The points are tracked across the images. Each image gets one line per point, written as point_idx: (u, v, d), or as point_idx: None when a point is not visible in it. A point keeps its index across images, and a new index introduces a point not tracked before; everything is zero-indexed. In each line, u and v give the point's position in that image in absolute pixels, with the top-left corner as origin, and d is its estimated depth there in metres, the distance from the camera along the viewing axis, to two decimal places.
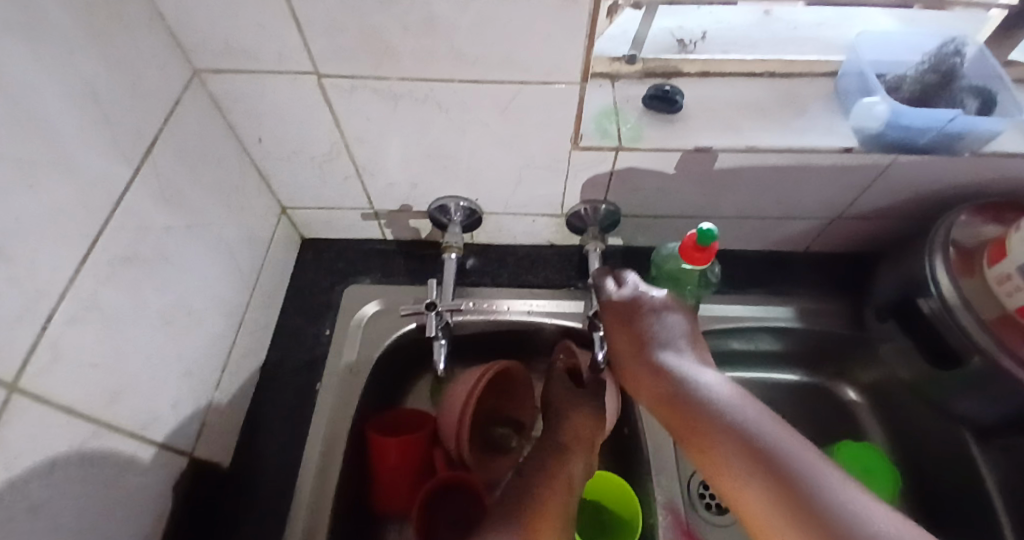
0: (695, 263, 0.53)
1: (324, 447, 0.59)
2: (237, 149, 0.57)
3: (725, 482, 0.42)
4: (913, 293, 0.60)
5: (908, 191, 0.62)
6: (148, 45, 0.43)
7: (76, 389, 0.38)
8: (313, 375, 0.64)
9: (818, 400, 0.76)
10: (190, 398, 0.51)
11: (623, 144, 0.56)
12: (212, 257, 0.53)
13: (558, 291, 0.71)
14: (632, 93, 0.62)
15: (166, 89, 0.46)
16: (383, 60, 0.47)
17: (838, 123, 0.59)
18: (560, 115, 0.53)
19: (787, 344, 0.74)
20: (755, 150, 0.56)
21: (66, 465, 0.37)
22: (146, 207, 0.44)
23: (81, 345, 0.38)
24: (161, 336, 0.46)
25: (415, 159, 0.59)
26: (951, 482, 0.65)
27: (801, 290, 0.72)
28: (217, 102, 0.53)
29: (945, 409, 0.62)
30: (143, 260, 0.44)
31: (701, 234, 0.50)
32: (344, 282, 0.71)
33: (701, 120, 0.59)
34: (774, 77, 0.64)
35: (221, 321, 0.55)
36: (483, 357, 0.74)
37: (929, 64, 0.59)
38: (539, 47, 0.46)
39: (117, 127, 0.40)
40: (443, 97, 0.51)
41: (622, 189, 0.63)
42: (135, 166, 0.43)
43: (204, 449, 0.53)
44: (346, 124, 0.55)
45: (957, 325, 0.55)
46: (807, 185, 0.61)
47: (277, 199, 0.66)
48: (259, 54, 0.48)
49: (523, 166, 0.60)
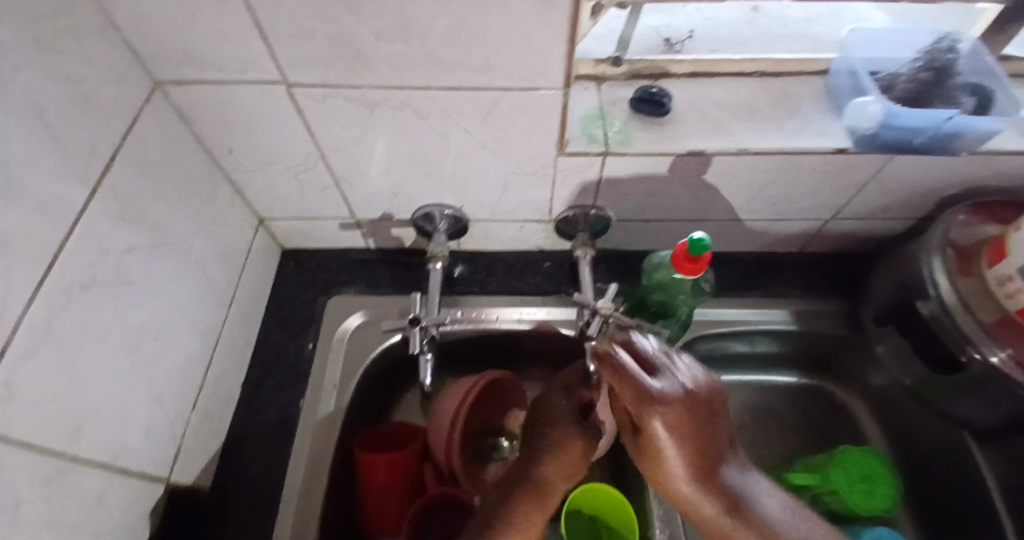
0: (686, 274, 0.51)
1: (309, 468, 0.57)
2: (208, 161, 0.55)
3: (697, 507, 0.46)
4: (911, 296, 0.59)
5: (903, 190, 0.61)
6: (103, 57, 0.41)
7: (36, 426, 0.35)
8: (296, 391, 0.62)
9: (815, 403, 0.75)
10: (164, 424, 0.49)
11: (610, 149, 0.54)
12: (183, 275, 0.51)
13: (548, 299, 0.69)
14: (618, 95, 0.60)
15: (125, 102, 0.44)
16: (354, 67, 0.45)
17: (830, 123, 0.57)
18: (543, 120, 0.51)
19: (782, 347, 0.72)
20: (747, 152, 0.54)
21: (30, 507, 0.35)
22: (105, 228, 0.41)
23: (37, 378, 0.35)
24: (129, 361, 0.44)
25: (395, 168, 0.57)
26: (949, 484, 0.64)
27: (795, 292, 0.70)
28: (183, 113, 0.50)
29: (944, 412, 0.61)
30: (106, 283, 0.42)
31: (692, 243, 0.49)
32: (326, 294, 0.69)
33: (691, 122, 0.57)
34: (765, 77, 0.62)
35: (195, 342, 0.53)
36: (472, 367, 0.72)
37: (923, 61, 0.57)
38: (519, 51, 0.44)
39: (69, 145, 0.38)
40: (420, 104, 0.49)
41: (610, 194, 0.61)
42: (93, 185, 0.40)
43: (181, 474, 0.51)
44: (321, 134, 0.53)
45: (956, 328, 0.54)
46: (801, 186, 0.60)
47: (253, 210, 0.64)
48: (224, 63, 0.45)
49: (508, 173, 0.58)
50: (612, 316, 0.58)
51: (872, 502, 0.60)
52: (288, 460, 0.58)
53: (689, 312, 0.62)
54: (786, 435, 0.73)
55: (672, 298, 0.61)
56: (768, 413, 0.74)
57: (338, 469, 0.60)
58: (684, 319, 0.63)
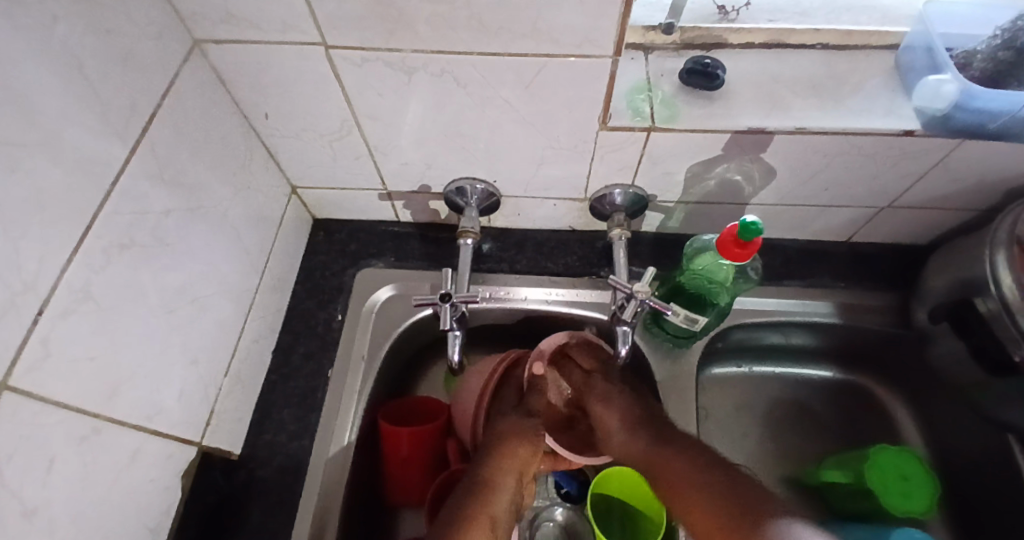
0: (734, 260, 0.49)
1: (337, 436, 0.57)
2: (243, 126, 0.54)
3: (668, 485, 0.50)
4: (969, 292, 0.56)
5: (970, 180, 0.57)
6: (142, 13, 0.40)
7: (72, 384, 0.35)
8: (324, 362, 0.62)
9: (852, 399, 0.72)
10: (198, 388, 0.49)
11: (657, 124, 0.51)
12: (217, 241, 0.51)
13: (580, 280, 0.67)
14: (667, 67, 0.56)
15: (163, 60, 0.43)
16: (395, 30, 0.43)
17: (899, 103, 0.53)
18: (588, 92, 0.48)
19: (823, 340, 0.69)
20: (806, 132, 0.51)
21: (64, 463, 0.35)
22: (142, 189, 0.41)
23: (75, 338, 0.35)
24: (165, 325, 0.44)
25: (430, 138, 0.55)
26: (990, 490, 0.61)
27: (841, 283, 0.67)
28: (219, 75, 0.49)
29: (989, 415, 0.58)
30: (143, 245, 0.41)
31: (743, 228, 0.46)
32: (356, 265, 0.68)
33: (744, 98, 0.54)
34: (827, 50, 0.58)
35: (229, 307, 0.53)
36: (500, 346, 0.71)
37: (1002, 39, 0.52)
38: (569, 16, 0.41)
39: (108, 102, 0.37)
40: (460, 72, 0.47)
41: (652, 173, 0.58)
42: (131, 144, 0.40)
43: (213, 437, 0.52)
44: (357, 100, 0.51)
45: (1013, 327, 0.50)
46: (858, 172, 0.56)
47: (286, 178, 0.63)
48: (262, 22, 0.44)
49: (547, 147, 0.55)
50: (649, 299, 0.55)
51: (910, 503, 0.56)
52: (315, 428, 0.58)
53: (729, 300, 0.60)
54: (818, 430, 0.71)
55: (712, 284, 0.58)
56: (800, 406, 0.72)
57: (365, 438, 0.60)
58: (722, 307, 0.60)
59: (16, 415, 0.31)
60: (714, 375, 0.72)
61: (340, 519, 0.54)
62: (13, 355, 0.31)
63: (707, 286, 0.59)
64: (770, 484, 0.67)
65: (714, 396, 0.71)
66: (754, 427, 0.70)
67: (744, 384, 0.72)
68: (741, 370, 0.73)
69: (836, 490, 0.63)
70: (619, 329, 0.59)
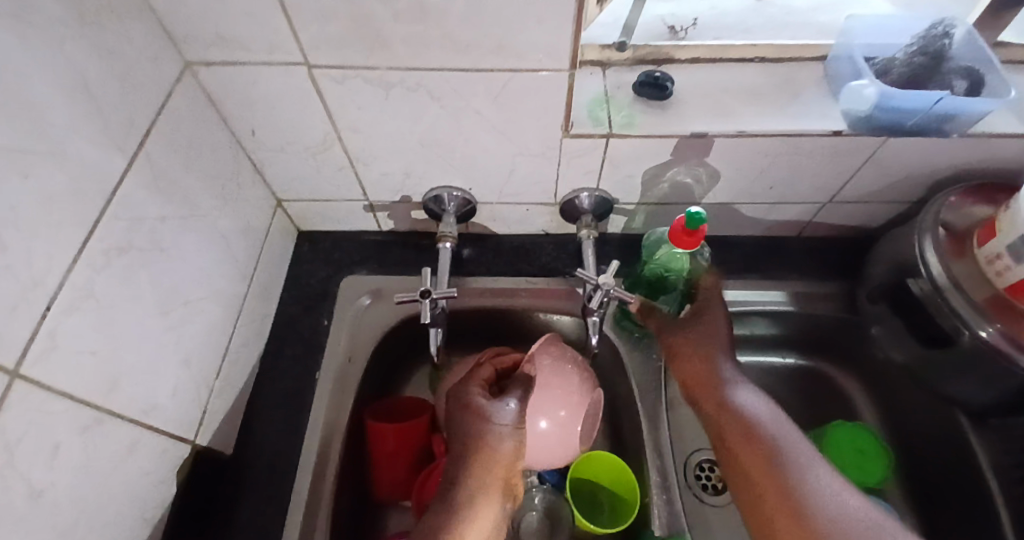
0: (684, 248, 0.54)
1: (324, 432, 0.60)
2: (232, 141, 0.58)
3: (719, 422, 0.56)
4: (904, 275, 0.61)
5: (900, 174, 0.63)
6: (139, 37, 0.44)
7: (76, 376, 0.38)
8: (312, 364, 0.65)
9: (813, 383, 0.77)
10: (191, 387, 0.51)
11: (614, 130, 0.56)
12: (208, 248, 0.54)
13: (554, 279, 0.71)
14: (623, 80, 0.62)
15: (158, 80, 0.46)
16: (373, 49, 0.48)
17: (830, 106, 0.59)
18: (551, 102, 0.53)
19: (782, 328, 0.74)
20: (748, 134, 0.57)
21: (69, 450, 0.38)
22: (140, 197, 0.44)
23: (77, 333, 0.38)
24: (160, 325, 0.47)
25: (408, 148, 0.60)
26: (942, 463, 0.65)
27: (795, 275, 0.72)
28: (209, 94, 0.53)
29: (938, 392, 0.63)
30: (140, 249, 0.45)
31: (689, 218, 0.51)
32: (340, 273, 0.71)
33: (693, 105, 0.60)
34: (765, 63, 0.64)
35: (219, 311, 0.56)
36: (481, 346, 0.75)
37: (918, 46, 0.59)
38: (530, 34, 0.46)
39: (109, 116, 0.41)
40: (434, 86, 0.52)
41: (615, 177, 0.63)
42: (130, 156, 0.43)
43: (206, 436, 0.54)
44: (339, 115, 0.55)
45: (947, 307, 0.56)
46: (800, 169, 0.62)
47: (272, 191, 0.66)
48: (250, 45, 0.48)
49: (517, 154, 0.60)
50: (613, 290, 0.60)
51: (867, 473, 0.61)
52: (304, 427, 0.60)
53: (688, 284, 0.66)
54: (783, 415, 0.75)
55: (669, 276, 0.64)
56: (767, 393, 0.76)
57: (353, 436, 0.62)
58: (682, 290, 0.66)
59: (26, 402, 0.34)
60: None
61: (331, 512, 0.57)
62: (24, 346, 0.34)
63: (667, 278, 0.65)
64: None
65: None
66: None
67: None
68: None
69: None
70: (590, 320, 0.63)
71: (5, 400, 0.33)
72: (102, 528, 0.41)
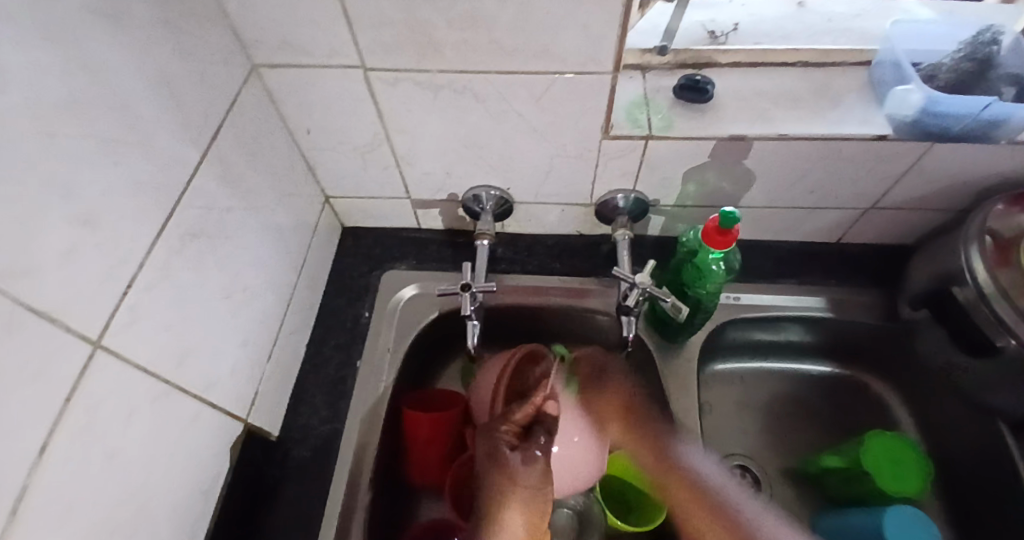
0: (873, 440, 0.62)
1: (365, 418, 0.62)
2: (288, 139, 0.61)
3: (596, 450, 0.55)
4: (948, 283, 0.60)
5: (945, 181, 0.62)
6: (214, 41, 0.47)
7: (150, 350, 0.41)
8: (354, 353, 0.67)
9: (848, 394, 0.76)
10: (246, 367, 0.55)
11: (653, 133, 0.58)
12: (264, 238, 0.57)
13: (587, 279, 0.73)
14: (662, 84, 0.63)
15: (228, 81, 0.50)
16: (426, 52, 0.50)
17: (873, 111, 0.60)
18: (592, 104, 0.55)
19: (817, 336, 0.74)
20: (787, 138, 0.57)
21: (142, 417, 0.41)
22: (211, 188, 0.48)
23: (153, 309, 0.41)
24: (223, 307, 0.50)
25: (452, 148, 0.62)
26: (979, 478, 0.64)
27: (833, 281, 0.72)
28: (271, 94, 0.57)
29: (976, 400, 0.62)
30: (209, 237, 0.48)
31: (875, 436, 0.62)
32: (381, 267, 0.74)
33: (733, 109, 0.60)
34: (808, 68, 0.65)
35: (273, 299, 0.59)
36: (514, 343, 0.76)
37: (964, 52, 0.59)
38: (576, 38, 0.48)
39: (187, 113, 0.44)
40: (480, 89, 0.54)
41: (652, 178, 0.64)
42: (202, 150, 0.47)
43: (257, 415, 0.57)
44: (388, 116, 0.58)
45: (992, 314, 0.55)
46: (842, 174, 0.62)
47: (321, 187, 0.70)
48: (312, 50, 0.51)
49: (556, 155, 0.62)
50: (651, 289, 0.61)
51: (904, 486, 0.60)
52: (345, 413, 0.63)
53: (712, 290, 0.62)
54: (814, 424, 0.74)
55: (715, 265, 0.61)
56: (799, 401, 0.75)
57: (392, 424, 0.65)
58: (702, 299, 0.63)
59: (106, 371, 0.37)
60: (717, 370, 0.77)
61: (368, 494, 0.59)
62: (106, 319, 0.37)
63: (710, 266, 0.61)
64: (771, 474, 0.71)
65: (717, 392, 0.76)
66: (757, 421, 0.74)
67: (744, 382, 0.76)
68: (742, 367, 0.77)
69: (833, 478, 0.66)
70: (624, 318, 0.65)
71: (89, 368, 0.36)
72: (165, 494, 0.44)
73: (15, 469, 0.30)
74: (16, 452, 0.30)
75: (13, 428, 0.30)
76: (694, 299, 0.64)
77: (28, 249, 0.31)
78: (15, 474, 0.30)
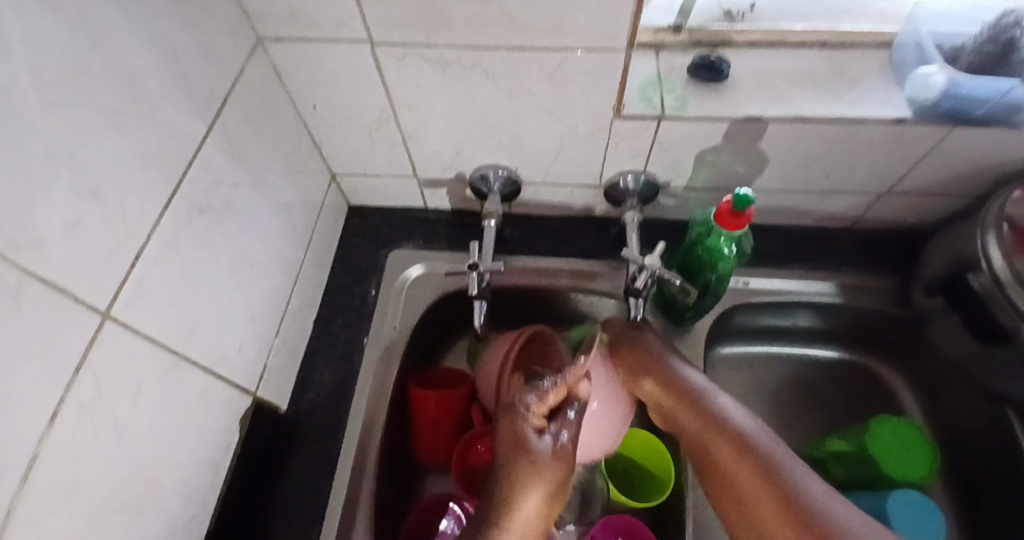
0: (880, 425, 0.62)
1: (371, 396, 0.63)
2: (294, 115, 0.61)
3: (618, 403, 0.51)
4: (964, 270, 0.59)
5: (962, 166, 0.61)
6: (220, 13, 0.46)
7: (158, 324, 0.41)
8: (360, 332, 0.67)
9: (856, 381, 0.75)
10: (254, 344, 0.55)
11: (666, 113, 0.57)
12: (271, 215, 0.57)
13: (595, 262, 0.72)
14: (676, 62, 0.61)
15: (234, 54, 0.49)
16: (435, 27, 0.49)
17: (892, 93, 0.58)
18: (604, 83, 0.54)
19: (827, 322, 0.73)
20: (802, 120, 0.56)
21: (150, 391, 0.41)
22: (217, 163, 0.48)
23: (160, 283, 0.41)
24: (230, 283, 0.50)
25: (460, 127, 0.61)
26: (987, 467, 0.64)
27: (845, 267, 0.71)
28: (278, 69, 0.56)
29: (989, 389, 0.61)
30: (216, 212, 0.48)
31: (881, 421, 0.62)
32: (388, 246, 0.74)
33: (749, 90, 0.59)
34: (826, 48, 0.63)
35: (279, 276, 0.59)
36: (520, 325, 0.76)
37: (987, 34, 0.58)
38: (589, 13, 0.47)
39: (193, 85, 0.44)
40: (489, 65, 0.53)
41: (663, 159, 0.63)
42: (208, 124, 0.46)
43: (264, 391, 0.58)
44: (396, 92, 0.57)
45: (1007, 302, 0.54)
46: (857, 157, 0.60)
47: (328, 165, 0.69)
48: (320, 22, 0.50)
49: (565, 135, 0.61)
50: (660, 271, 0.61)
51: (910, 468, 0.60)
52: (351, 390, 0.63)
53: (722, 274, 0.62)
54: (821, 409, 0.74)
55: (727, 248, 0.60)
56: (806, 387, 0.75)
57: (398, 401, 0.65)
58: (711, 283, 0.63)
59: (115, 344, 0.37)
60: (724, 354, 0.76)
61: (374, 469, 0.59)
62: (115, 292, 0.37)
63: (722, 248, 0.60)
64: None
65: (724, 375, 0.75)
66: (763, 407, 0.74)
67: (751, 367, 0.76)
68: (750, 352, 0.77)
69: (840, 463, 0.66)
70: (631, 301, 0.64)
71: (98, 341, 0.36)
72: (174, 467, 0.44)
73: (23, 438, 0.30)
74: (25, 422, 0.30)
75: (23, 399, 0.30)
76: (702, 283, 0.63)
77: (35, 219, 0.31)
78: (25, 443, 0.31)
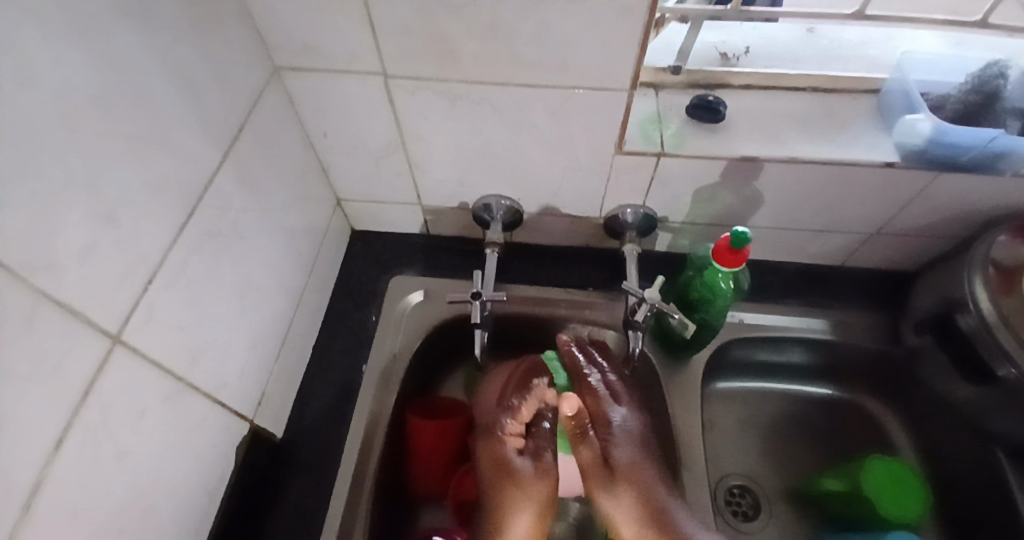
0: (870, 466, 0.63)
1: (369, 422, 0.62)
2: (305, 141, 0.62)
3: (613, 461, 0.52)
4: (952, 310, 0.61)
5: (949, 209, 0.63)
6: (240, 46, 0.48)
7: (163, 346, 0.42)
8: (359, 358, 0.67)
9: (850, 417, 0.76)
10: (254, 367, 0.55)
11: (666, 150, 0.59)
12: (277, 238, 0.58)
13: (594, 292, 0.73)
14: (676, 102, 0.64)
15: (251, 83, 0.51)
16: (446, 62, 0.51)
17: (881, 137, 0.61)
18: (606, 120, 0.56)
19: (820, 358, 0.74)
20: (798, 161, 0.58)
21: (153, 414, 0.41)
22: (229, 187, 0.48)
23: (169, 307, 0.42)
24: (235, 306, 0.51)
25: (465, 157, 0.63)
26: (980, 505, 0.64)
27: (839, 304, 0.73)
28: (291, 97, 0.57)
29: (980, 428, 0.62)
30: (225, 236, 0.48)
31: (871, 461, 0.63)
32: (389, 273, 0.75)
33: (744, 130, 0.61)
34: (817, 93, 0.66)
35: (282, 300, 0.59)
36: (519, 353, 0.77)
37: (971, 85, 0.60)
38: (595, 54, 0.49)
39: (211, 112, 0.45)
40: (497, 100, 0.55)
41: (662, 194, 0.65)
42: (223, 150, 0.47)
43: (263, 415, 0.57)
44: (405, 123, 0.59)
45: (995, 343, 0.55)
46: (849, 198, 0.62)
47: (334, 191, 0.70)
48: (334, 55, 0.52)
49: (569, 168, 0.62)
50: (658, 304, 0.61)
51: (903, 509, 0.60)
52: (349, 417, 0.63)
53: (719, 307, 0.63)
54: (816, 445, 0.74)
55: (724, 283, 0.61)
56: (801, 422, 0.76)
57: (394, 429, 0.64)
58: (709, 317, 0.64)
59: (122, 367, 0.37)
60: (720, 388, 0.77)
61: (371, 497, 0.58)
62: (126, 315, 0.37)
63: (719, 284, 0.61)
64: (771, 494, 0.71)
65: (720, 409, 0.76)
66: (758, 441, 0.74)
67: (745, 401, 0.77)
68: (745, 386, 0.77)
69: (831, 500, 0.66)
70: (630, 332, 0.65)
71: (106, 364, 0.36)
72: (171, 492, 0.44)
73: (28, 461, 0.30)
74: (31, 445, 0.30)
75: (30, 421, 0.30)
76: (701, 318, 0.64)
77: (53, 240, 0.31)
78: (31, 465, 0.30)
